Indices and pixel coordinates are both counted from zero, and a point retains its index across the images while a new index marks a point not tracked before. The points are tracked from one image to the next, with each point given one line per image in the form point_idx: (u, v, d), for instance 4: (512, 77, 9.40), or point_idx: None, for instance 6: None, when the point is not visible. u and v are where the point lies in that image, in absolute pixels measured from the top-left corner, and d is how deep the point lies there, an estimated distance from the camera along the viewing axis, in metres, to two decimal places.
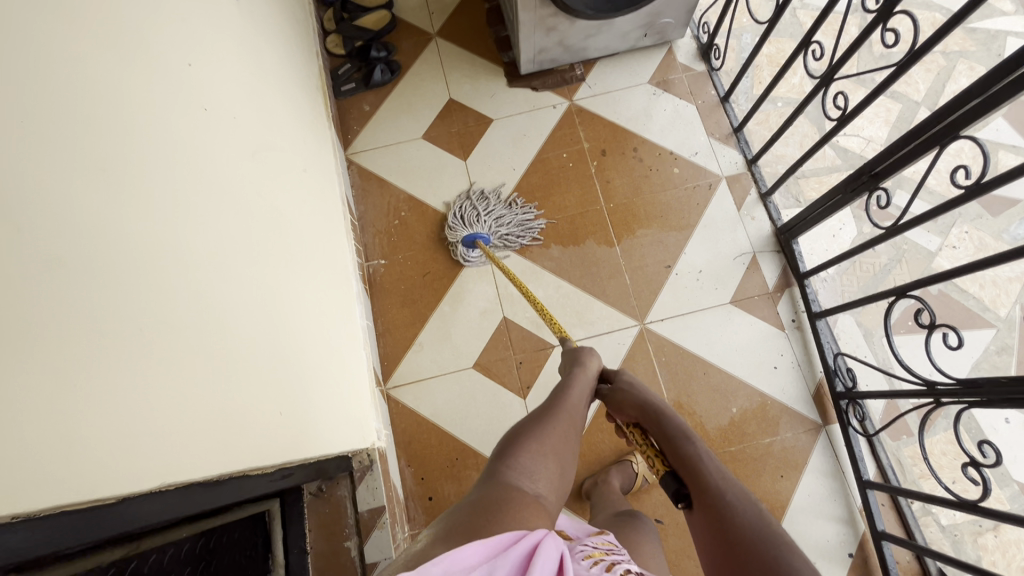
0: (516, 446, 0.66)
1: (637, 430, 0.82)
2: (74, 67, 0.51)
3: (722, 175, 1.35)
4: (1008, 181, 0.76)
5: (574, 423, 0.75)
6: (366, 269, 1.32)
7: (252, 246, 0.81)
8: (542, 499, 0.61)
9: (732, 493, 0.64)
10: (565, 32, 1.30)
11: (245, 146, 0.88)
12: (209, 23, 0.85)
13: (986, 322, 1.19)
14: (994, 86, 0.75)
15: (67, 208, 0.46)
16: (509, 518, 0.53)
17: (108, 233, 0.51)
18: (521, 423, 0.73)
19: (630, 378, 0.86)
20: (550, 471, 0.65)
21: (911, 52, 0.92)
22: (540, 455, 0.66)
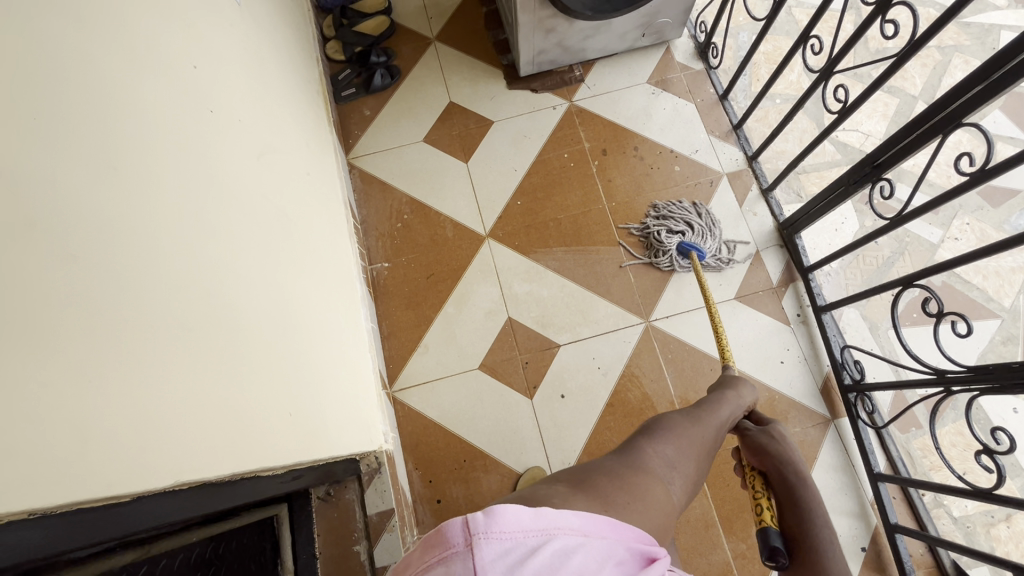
0: (663, 435, 0.68)
1: (758, 478, 0.74)
2: (82, 66, 0.52)
3: (723, 171, 1.36)
4: (1010, 167, 0.76)
5: (715, 439, 0.74)
6: (370, 272, 1.32)
7: (257, 247, 0.81)
8: (675, 491, 0.62)
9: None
10: (564, 33, 1.31)
11: (250, 148, 0.88)
12: (214, 28, 0.86)
13: (990, 312, 1.19)
14: (994, 74, 0.75)
15: (81, 207, 0.47)
16: (638, 488, 0.56)
17: (118, 232, 0.51)
18: (671, 415, 0.74)
19: (782, 432, 0.76)
20: (688, 475, 0.65)
21: (911, 42, 0.92)
22: (682, 455, 0.67)
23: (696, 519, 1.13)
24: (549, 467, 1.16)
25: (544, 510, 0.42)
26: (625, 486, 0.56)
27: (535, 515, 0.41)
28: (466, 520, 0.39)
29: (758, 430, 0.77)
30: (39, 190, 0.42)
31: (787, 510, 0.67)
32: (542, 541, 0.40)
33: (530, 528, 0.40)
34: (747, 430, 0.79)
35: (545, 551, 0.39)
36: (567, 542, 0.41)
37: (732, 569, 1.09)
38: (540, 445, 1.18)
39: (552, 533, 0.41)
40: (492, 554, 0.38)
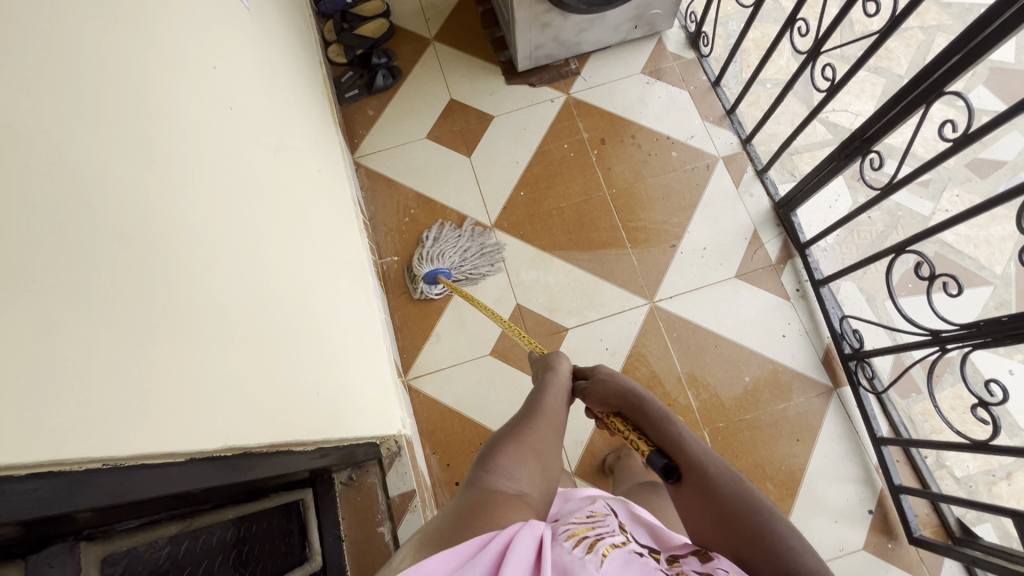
0: (493, 450, 0.65)
1: (615, 419, 0.76)
2: (116, 65, 0.56)
3: (719, 155, 1.40)
4: (997, 126, 0.80)
5: (557, 419, 0.74)
6: (381, 266, 1.36)
7: (279, 239, 0.85)
8: (525, 497, 0.59)
9: (714, 469, 0.62)
10: (559, 28, 1.35)
11: (266, 144, 0.92)
12: (228, 31, 0.90)
13: (983, 280, 1.24)
14: (972, 42, 0.79)
15: (125, 194, 0.51)
16: (487, 521, 0.51)
17: (157, 217, 0.55)
18: (499, 429, 0.71)
19: (607, 370, 0.80)
20: (532, 470, 0.63)
21: (892, 18, 0.96)
22: (521, 453, 0.64)
23: None
24: None
25: None
26: (465, 528, 0.50)
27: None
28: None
29: (592, 381, 0.79)
30: (92, 177, 0.47)
31: (647, 431, 0.70)
32: None
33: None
34: (584, 386, 0.81)
35: None
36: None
37: None
38: None
39: None
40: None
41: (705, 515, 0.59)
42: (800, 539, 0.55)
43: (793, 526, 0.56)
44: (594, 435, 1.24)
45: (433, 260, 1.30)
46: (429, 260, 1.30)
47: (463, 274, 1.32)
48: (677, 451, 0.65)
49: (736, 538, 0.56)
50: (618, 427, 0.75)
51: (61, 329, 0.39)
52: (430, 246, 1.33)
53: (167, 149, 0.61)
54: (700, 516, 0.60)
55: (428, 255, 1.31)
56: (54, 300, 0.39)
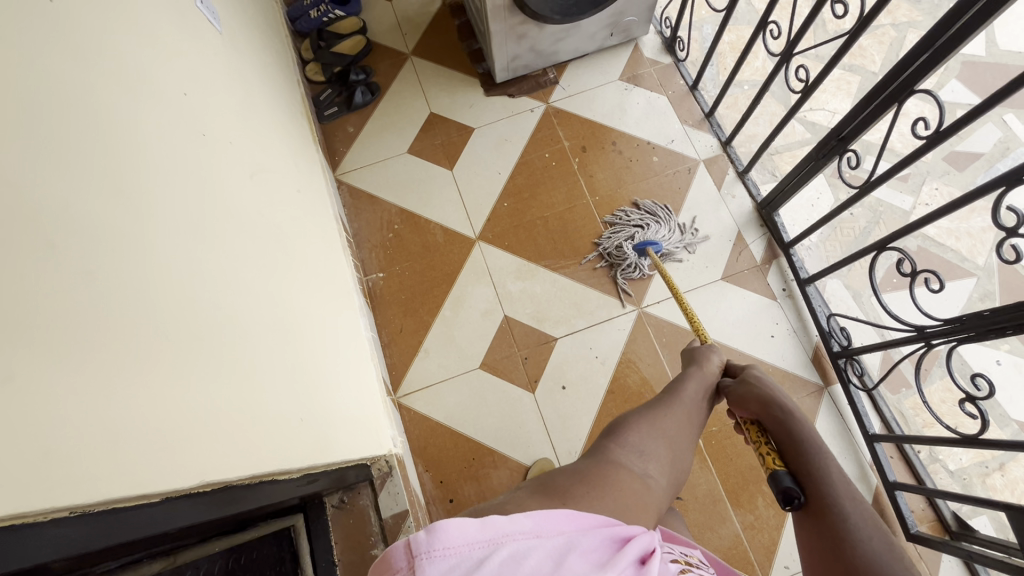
0: (626, 427, 0.69)
1: (753, 427, 0.76)
2: (78, 97, 0.55)
3: (700, 158, 1.41)
4: (969, 121, 0.80)
5: (694, 413, 0.75)
6: (366, 283, 1.34)
7: (256, 263, 0.84)
8: (650, 479, 0.63)
9: (861, 525, 0.59)
10: (535, 38, 1.35)
11: (243, 167, 0.91)
12: (198, 55, 0.90)
13: (966, 271, 1.25)
14: (939, 40, 0.80)
15: (94, 227, 0.50)
16: (604, 488, 0.57)
17: (129, 250, 0.54)
18: (636, 407, 0.75)
19: (758, 374, 0.79)
20: (661, 457, 0.66)
21: (861, 19, 0.96)
22: (652, 437, 0.68)
23: (704, 495, 1.15)
24: (557, 458, 1.19)
25: (493, 520, 0.42)
26: (592, 485, 0.57)
27: (480, 526, 0.41)
28: (408, 543, 0.39)
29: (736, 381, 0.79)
30: (57, 216, 0.46)
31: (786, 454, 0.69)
32: (490, 551, 0.40)
33: (477, 539, 0.40)
34: (726, 386, 0.81)
35: (491, 562, 0.40)
36: (519, 546, 0.42)
37: (743, 541, 1.12)
38: (546, 438, 1.21)
39: (500, 541, 0.41)
40: (439, 572, 0.38)
41: (826, 555, 0.58)
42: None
43: None
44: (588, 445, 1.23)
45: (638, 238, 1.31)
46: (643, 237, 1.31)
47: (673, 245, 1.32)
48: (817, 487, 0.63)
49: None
50: (754, 437, 0.74)
51: (27, 374, 0.38)
52: (625, 230, 1.34)
53: (138, 180, 0.60)
54: (820, 552, 0.59)
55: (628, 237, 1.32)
56: (15, 345, 0.38)
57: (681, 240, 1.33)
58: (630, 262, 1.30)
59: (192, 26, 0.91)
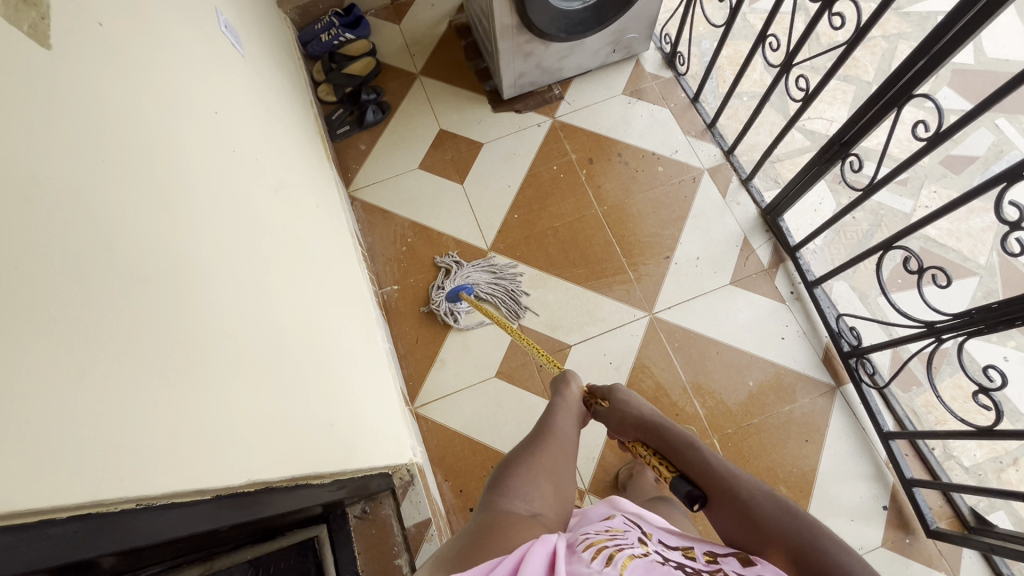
0: (504, 477, 0.67)
1: (637, 445, 0.77)
2: (117, 112, 0.57)
3: (704, 168, 1.44)
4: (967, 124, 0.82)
5: (568, 439, 0.75)
6: (381, 296, 1.37)
7: (283, 274, 0.86)
8: (536, 517, 0.62)
9: (755, 495, 0.61)
10: (541, 56, 1.40)
11: (268, 182, 0.95)
12: (224, 75, 0.93)
13: (968, 271, 1.28)
14: (935, 48, 0.84)
15: (142, 231, 0.53)
16: (497, 544, 0.55)
17: (170, 255, 0.57)
18: (509, 454, 0.72)
19: (624, 396, 0.80)
20: (545, 492, 0.65)
21: (858, 30, 1.00)
22: (532, 479, 0.66)
23: None
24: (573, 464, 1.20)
25: None
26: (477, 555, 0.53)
27: None
28: None
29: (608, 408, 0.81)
30: (110, 221, 0.49)
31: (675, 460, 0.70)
32: None
33: None
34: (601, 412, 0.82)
35: None
36: None
37: None
38: None
39: None
40: None
41: (744, 543, 0.60)
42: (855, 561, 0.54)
43: (845, 545, 0.55)
44: (605, 450, 1.24)
45: (455, 279, 1.33)
46: (453, 280, 1.33)
47: (483, 289, 1.34)
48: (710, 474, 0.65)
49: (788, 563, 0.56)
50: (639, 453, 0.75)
51: (95, 368, 0.41)
52: (449, 272, 1.36)
53: (176, 192, 0.63)
54: (738, 539, 0.60)
55: (449, 277, 1.35)
56: (84, 339, 0.40)
57: (501, 280, 1.35)
58: (446, 307, 1.32)
59: (218, 49, 0.95)
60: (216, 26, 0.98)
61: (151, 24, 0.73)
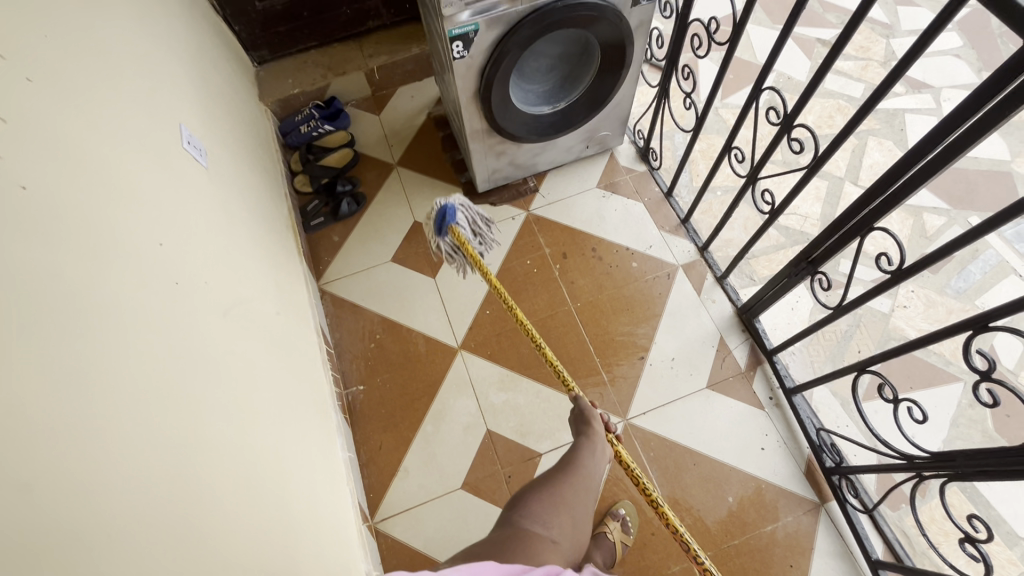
0: (528, 499, 0.75)
1: None
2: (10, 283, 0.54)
3: (678, 264, 1.43)
4: (928, 264, 0.76)
5: (591, 478, 0.81)
6: (346, 397, 1.32)
7: (219, 414, 0.82)
8: (556, 542, 0.70)
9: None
10: (514, 154, 1.42)
11: (216, 304, 0.92)
12: (180, 197, 0.92)
13: (951, 376, 1.24)
14: (890, 189, 0.82)
15: (36, 422, 0.51)
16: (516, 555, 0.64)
17: (71, 437, 0.54)
18: (536, 479, 0.81)
19: None
20: (563, 521, 0.73)
21: (817, 158, 1.00)
22: (552, 507, 0.74)
23: None
24: None
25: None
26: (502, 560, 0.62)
27: None
28: None
29: None
30: None
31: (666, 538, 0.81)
32: None
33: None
34: None
35: None
36: None
37: None
38: None
39: None
40: None
41: None
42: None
43: None
44: None
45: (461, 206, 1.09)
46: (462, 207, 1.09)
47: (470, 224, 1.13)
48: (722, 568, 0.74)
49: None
50: None
51: None
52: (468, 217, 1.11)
53: (87, 356, 0.60)
54: None
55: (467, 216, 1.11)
56: None
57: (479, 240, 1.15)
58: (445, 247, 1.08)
59: (176, 169, 0.95)
60: (176, 145, 0.98)
61: (94, 168, 0.72)
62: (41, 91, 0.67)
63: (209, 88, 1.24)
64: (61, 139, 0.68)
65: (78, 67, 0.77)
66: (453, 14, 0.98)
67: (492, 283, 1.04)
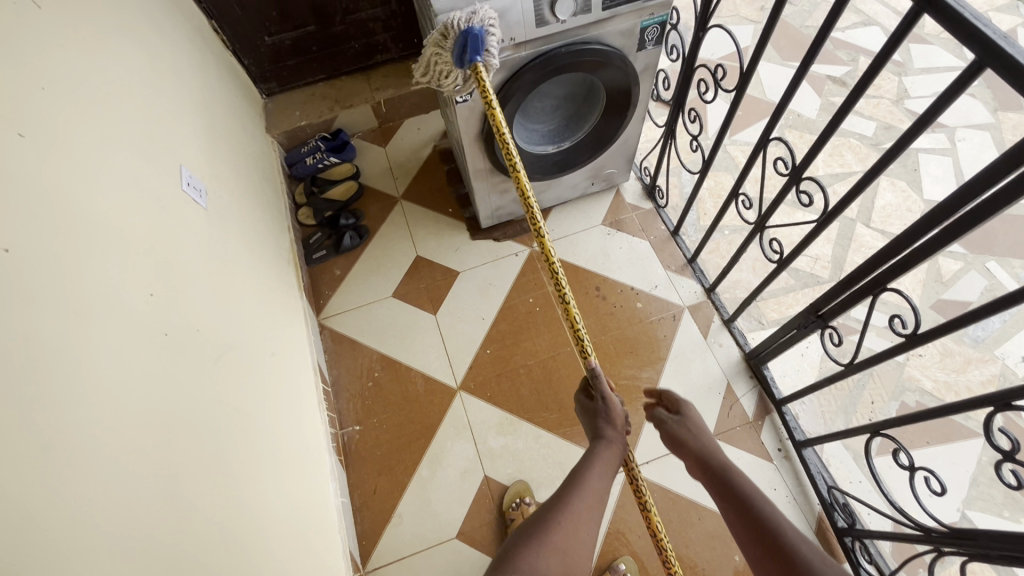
0: (515, 552, 0.64)
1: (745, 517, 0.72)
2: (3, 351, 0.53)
3: (684, 305, 1.39)
4: (946, 333, 0.72)
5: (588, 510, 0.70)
6: (341, 438, 1.29)
7: (211, 468, 0.80)
8: None
9: (811, 555, 0.64)
10: (518, 192, 1.40)
11: (210, 349, 0.90)
12: (176, 241, 0.92)
13: (971, 430, 1.19)
14: (902, 251, 0.75)
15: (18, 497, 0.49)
16: None
17: (48, 509, 0.52)
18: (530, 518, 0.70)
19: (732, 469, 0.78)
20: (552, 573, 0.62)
21: (825, 214, 0.93)
22: (541, 560, 0.63)
23: None
24: None
25: None
26: None
27: None
28: None
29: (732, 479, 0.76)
30: None
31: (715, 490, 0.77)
32: None
33: None
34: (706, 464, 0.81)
35: None
36: None
37: None
38: None
39: None
40: None
41: None
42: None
43: None
44: None
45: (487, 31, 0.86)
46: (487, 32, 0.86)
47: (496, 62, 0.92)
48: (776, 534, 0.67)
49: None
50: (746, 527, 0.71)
51: None
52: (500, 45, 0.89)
53: (79, 419, 0.59)
54: None
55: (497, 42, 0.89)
56: None
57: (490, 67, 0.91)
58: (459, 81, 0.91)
59: (176, 212, 0.95)
60: (176, 187, 0.98)
61: (86, 220, 0.72)
62: (34, 146, 0.66)
63: (213, 125, 1.24)
64: (54, 194, 0.67)
65: (76, 117, 0.76)
66: None
67: (506, 138, 0.87)
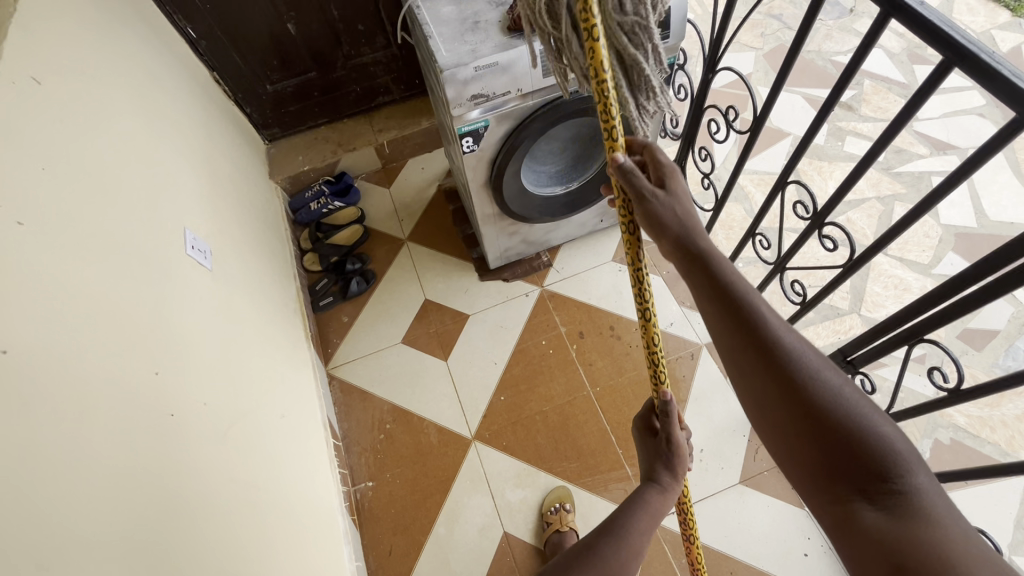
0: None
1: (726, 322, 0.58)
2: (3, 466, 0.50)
3: (702, 343, 1.36)
4: (990, 393, 0.67)
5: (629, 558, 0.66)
6: (353, 496, 1.24)
7: (221, 554, 0.75)
8: None
9: (796, 345, 0.55)
10: (526, 233, 1.38)
11: (217, 422, 0.87)
12: (181, 310, 0.89)
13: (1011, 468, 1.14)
14: (939, 303, 0.71)
15: None
16: None
17: None
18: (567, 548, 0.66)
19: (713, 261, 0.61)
20: None
21: (850, 261, 0.90)
22: None
23: None
24: None
25: None
26: None
27: None
28: None
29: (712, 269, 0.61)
30: None
31: (708, 293, 0.60)
32: None
33: None
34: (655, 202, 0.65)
35: None
36: None
37: None
38: None
39: None
40: None
41: None
42: (929, 481, 0.45)
43: None
44: None
45: None
46: None
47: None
48: (794, 366, 0.53)
49: (854, 494, 0.47)
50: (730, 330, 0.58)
51: None
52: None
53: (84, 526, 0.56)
54: None
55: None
56: None
57: (643, 81, 0.66)
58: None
59: (180, 278, 0.92)
60: (180, 252, 0.96)
61: (90, 303, 0.69)
62: (33, 233, 0.64)
63: (215, 180, 1.22)
64: (56, 281, 0.65)
65: (78, 194, 0.74)
66: (462, 113, 0.95)
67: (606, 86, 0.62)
